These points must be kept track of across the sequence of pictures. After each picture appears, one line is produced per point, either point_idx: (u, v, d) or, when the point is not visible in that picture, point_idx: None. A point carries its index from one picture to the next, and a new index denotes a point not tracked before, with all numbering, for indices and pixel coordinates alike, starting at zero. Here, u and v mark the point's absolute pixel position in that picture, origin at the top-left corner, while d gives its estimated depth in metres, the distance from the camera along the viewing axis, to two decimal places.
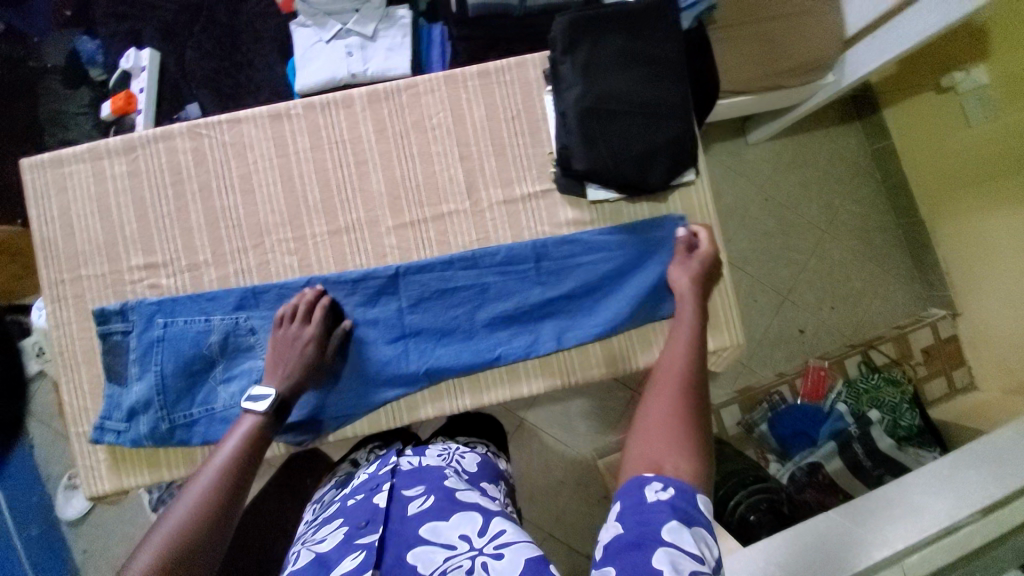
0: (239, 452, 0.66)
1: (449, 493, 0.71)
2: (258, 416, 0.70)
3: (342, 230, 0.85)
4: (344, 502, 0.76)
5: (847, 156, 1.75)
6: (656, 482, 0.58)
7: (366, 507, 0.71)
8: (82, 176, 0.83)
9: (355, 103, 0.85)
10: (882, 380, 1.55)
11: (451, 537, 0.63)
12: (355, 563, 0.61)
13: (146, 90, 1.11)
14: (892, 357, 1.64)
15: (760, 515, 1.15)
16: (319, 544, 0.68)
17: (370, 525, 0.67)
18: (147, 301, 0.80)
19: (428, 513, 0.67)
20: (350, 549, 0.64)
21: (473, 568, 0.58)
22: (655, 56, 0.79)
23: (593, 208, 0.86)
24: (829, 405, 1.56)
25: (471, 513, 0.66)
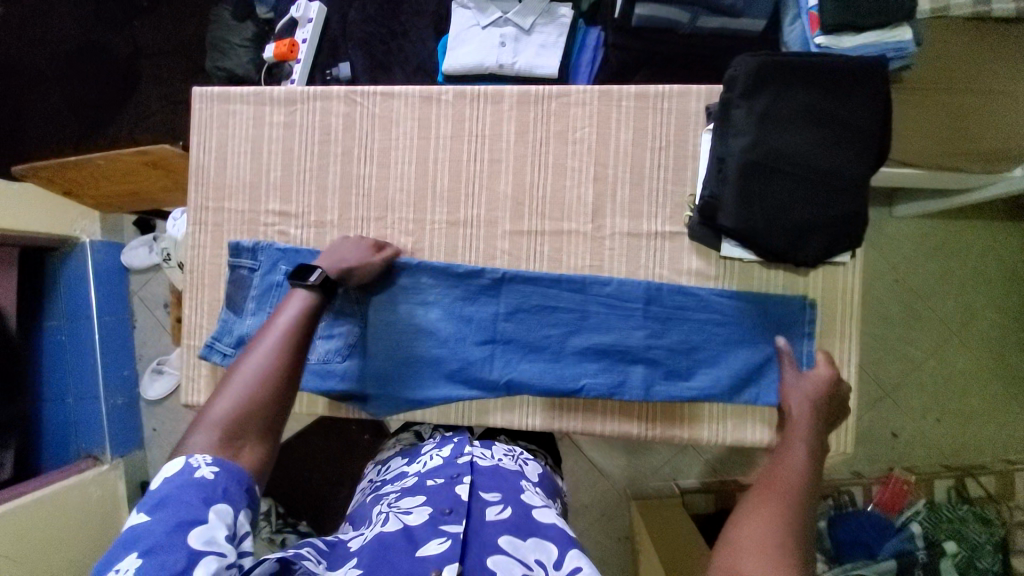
0: (295, 324, 0.69)
1: (527, 509, 0.75)
2: (309, 292, 0.71)
3: (460, 223, 0.85)
4: (422, 480, 0.81)
5: (1006, 258, 1.52)
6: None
7: (447, 495, 0.74)
8: (243, 116, 0.89)
9: (505, 101, 0.84)
10: (970, 514, 1.38)
11: (527, 557, 0.67)
12: (443, 548, 0.65)
13: (308, 41, 1.17)
14: (992, 492, 1.43)
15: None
16: (405, 515, 0.71)
17: (454, 514, 0.71)
18: (275, 246, 0.85)
19: (506, 523, 0.71)
20: (436, 533, 0.67)
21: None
22: (843, 119, 0.71)
23: (721, 262, 0.80)
24: (902, 523, 1.40)
25: (548, 542, 0.69)
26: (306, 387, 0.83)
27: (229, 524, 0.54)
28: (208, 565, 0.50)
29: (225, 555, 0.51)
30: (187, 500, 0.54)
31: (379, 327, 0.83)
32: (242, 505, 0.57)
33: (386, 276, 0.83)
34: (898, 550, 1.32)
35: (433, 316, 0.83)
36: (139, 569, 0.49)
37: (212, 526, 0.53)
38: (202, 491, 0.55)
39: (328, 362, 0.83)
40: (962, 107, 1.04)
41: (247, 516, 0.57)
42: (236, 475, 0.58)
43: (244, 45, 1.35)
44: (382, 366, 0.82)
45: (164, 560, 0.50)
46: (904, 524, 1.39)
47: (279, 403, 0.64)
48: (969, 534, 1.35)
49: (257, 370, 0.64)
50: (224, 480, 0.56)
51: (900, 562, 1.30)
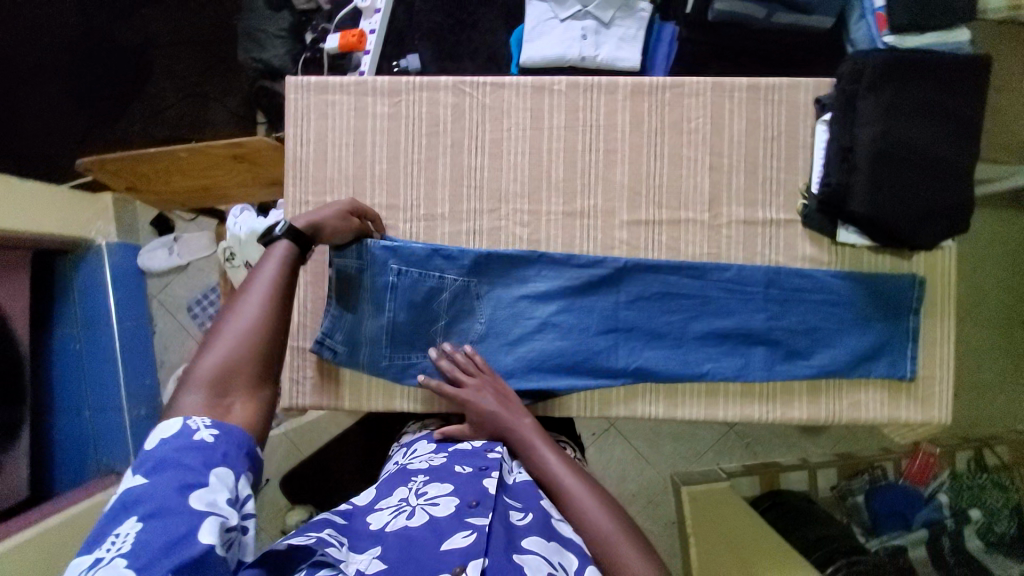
0: (278, 276, 0.63)
1: (549, 516, 0.65)
2: (288, 243, 0.65)
3: (577, 214, 0.84)
4: (450, 464, 0.71)
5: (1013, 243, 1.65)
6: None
7: (476, 486, 0.65)
8: (344, 107, 0.86)
9: (619, 92, 0.84)
10: (988, 482, 1.47)
11: (553, 557, 0.58)
12: (467, 542, 0.56)
13: (376, 31, 1.14)
14: (1006, 460, 1.54)
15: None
16: (431, 507, 0.62)
17: (480, 507, 0.61)
18: (383, 244, 0.80)
19: (533, 528, 0.62)
20: (461, 524, 0.59)
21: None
22: (955, 110, 0.75)
23: (834, 248, 0.83)
24: (930, 492, 1.50)
25: (571, 552, 0.61)
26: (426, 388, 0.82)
27: (231, 488, 0.50)
28: (212, 527, 0.47)
29: (226, 519, 0.49)
30: (186, 464, 0.50)
31: (501, 322, 0.82)
32: (244, 470, 0.52)
33: (504, 268, 0.82)
34: (930, 518, 1.43)
35: (557, 310, 0.82)
36: (140, 533, 0.47)
37: (213, 489, 0.49)
38: (201, 455, 0.50)
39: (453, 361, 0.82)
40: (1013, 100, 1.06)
41: (248, 482, 0.52)
42: (235, 437, 0.53)
43: (281, 34, 1.24)
44: (507, 359, 0.82)
45: (171, 524, 0.47)
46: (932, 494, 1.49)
47: (270, 359, 0.59)
48: (987, 501, 1.43)
49: (245, 323, 0.59)
50: (224, 444, 0.52)
51: (931, 529, 1.40)
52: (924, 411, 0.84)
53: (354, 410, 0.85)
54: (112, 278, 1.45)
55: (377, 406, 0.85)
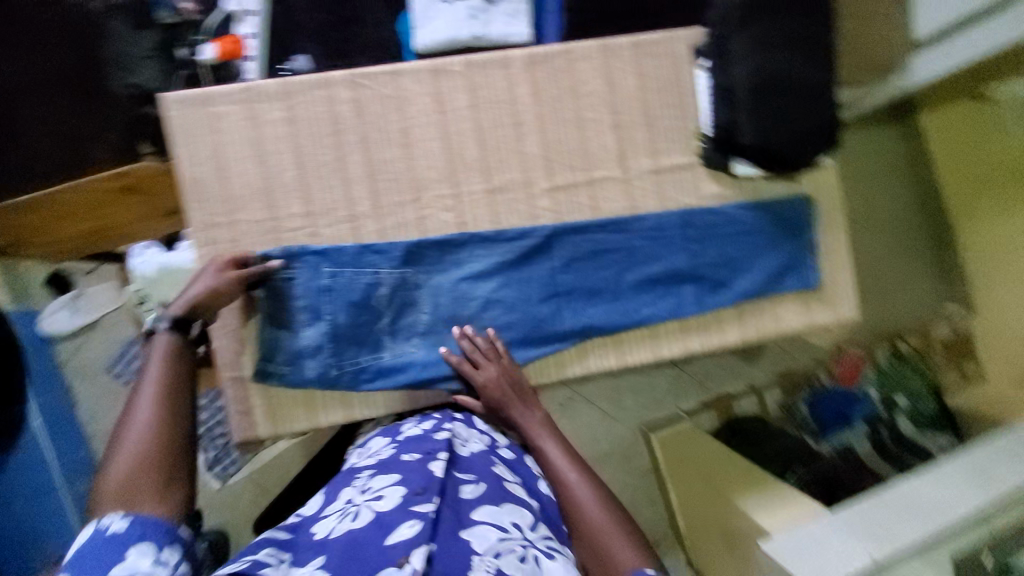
0: (162, 369, 0.67)
1: (500, 484, 0.73)
2: (168, 336, 0.70)
3: (498, 189, 0.86)
4: (397, 454, 0.74)
5: (888, 157, 1.88)
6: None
7: (423, 472, 0.69)
8: (237, 118, 0.82)
9: (514, 64, 0.86)
10: (908, 370, 1.73)
11: (504, 521, 0.67)
12: (413, 532, 0.60)
13: (257, 35, 1.10)
14: (916, 348, 1.84)
15: (814, 489, 1.49)
16: (376, 502, 0.65)
17: (426, 493, 0.66)
18: (310, 249, 0.79)
19: (482, 499, 0.69)
20: (407, 515, 0.62)
21: (524, 556, 0.63)
22: (810, 35, 0.82)
23: (735, 183, 0.91)
24: (861, 389, 1.73)
25: (520, 507, 0.71)
26: (383, 387, 0.81)
27: (153, 557, 0.55)
28: None
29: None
30: (101, 555, 0.54)
31: (445, 308, 0.83)
32: (162, 540, 0.57)
33: (438, 255, 0.83)
34: (867, 414, 1.67)
35: (498, 286, 0.84)
36: None
37: (136, 563, 0.54)
38: (115, 544, 0.55)
39: (406, 354, 0.82)
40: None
41: (174, 549, 0.57)
42: (148, 522, 0.57)
43: (148, 55, 1.10)
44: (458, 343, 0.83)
45: None
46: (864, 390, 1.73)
47: (172, 448, 0.63)
48: (910, 385, 1.69)
49: (141, 423, 0.63)
50: (137, 528, 0.57)
51: (869, 422, 1.66)
52: (834, 311, 0.94)
53: (313, 428, 0.83)
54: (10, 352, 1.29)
55: (336, 418, 0.83)
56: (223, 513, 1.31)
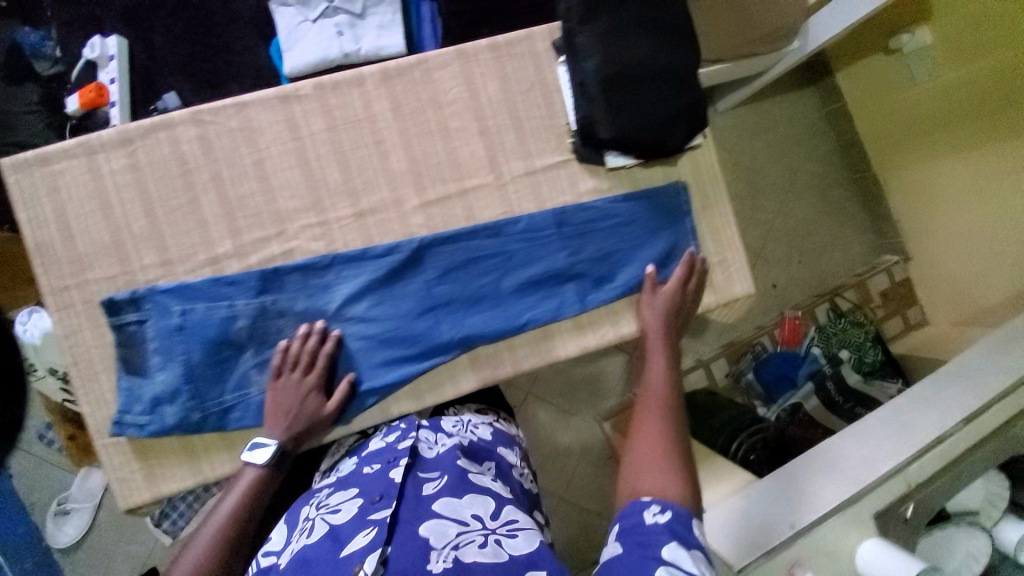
0: (242, 502, 0.74)
1: (459, 476, 0.80)
2: (258, 468, 0.75)
3: (367, 212, 0.83)
4: (360, 468, 0.85)
5: (807, 120, 1.89)
6: (654, 506, 0.69)
7: (382, 482, 0.79)
8: (77, 174, 0.78)
9: (368, 81, 0.83)
10: (847, 323, 1.77)
11: (464, 514, 0.74)
12: (367, 539, 0.70)
13: (118, 80, 1.03)
14: (855, 302, 1.85)
15: (758, 453, 1.45)
16: (332, 515, 0.76)
17: (383, 500, 0.76)
18: (159, 289, 0.76)
19: (443, 490, 0.77)
20: (362, 525, 0.72)
21: (486, 543, 0.70)
22: (661, 19, 0.79)
23: (611, 174, 0.90)
24: (805, 349, 1.76)
25: (484, 497, 0.77)
26: (254, 424, 0.77)
27: None
28: None
29: None
30: None
31: (316, 335, 0.80)
32: None
33: (302, 282, 0.79)
34: (811, 371, 1.68)
35: (369, 304, 0.81)
36: None
37: None
38: None
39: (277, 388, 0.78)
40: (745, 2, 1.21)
41: None
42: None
43: (31, 109, 1.19)
44: (338, 368, 0.81)
45: None
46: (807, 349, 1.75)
47: (218, 572, 0.70)
48: (853, 338, 1.73)
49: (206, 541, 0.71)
50: None
51: (814, 379, 1.66)
52: (729, 290, 0.94)
53: (200, 483, 0.80)
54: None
55: (223, 470, 0.80)
56: None
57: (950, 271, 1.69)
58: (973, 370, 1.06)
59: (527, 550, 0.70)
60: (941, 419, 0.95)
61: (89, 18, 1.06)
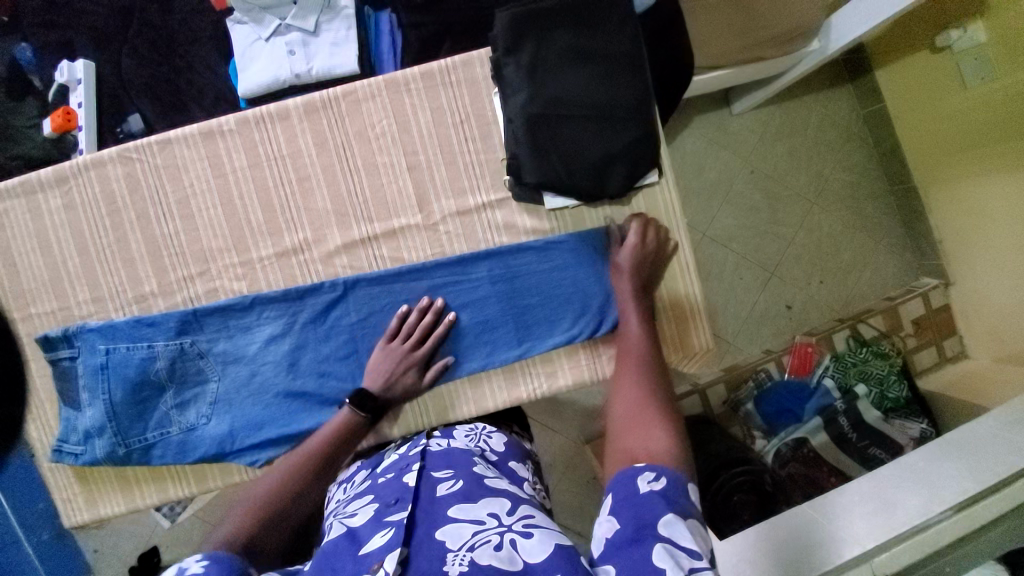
0: (330, 439, 0.74)
1: (477, 479, 0.68)
2: (352, 412, 0.75)
3: (290, 251, 0.81)
4: (373, 478, 0.74)
5: (839, 121, 1.61)
6: (648, 471, 0.53)
7: (396, 485, 0.68)
8: (19, 212, 0.81)
9: (292, 115, 0.80)
10: (869, 354, 1.46)
11: (479, 514, 0.61)
12: (385, 539, 0.59)
13: (85, 104, 1.05)
14: (882, 330, 1.52)
15: (743, 495, 1.22)
16: (349, 518, 0.66)
17: (399, 502, 0.65)
18: (88, 327, 0.78)
19: (456, 495, 0.64)
20: (379, 526, 0.62)
21: (501, 544, 0.56)
22: (609, 51, 0.73)
23: (551, 215, 0.82)
24: (816, 380, 1.46)
25: (501, 497, 0.64)
26: (175, 462, 0.78)
27: None
28: None
29: None
30: None
31: (236, 377, 0.80)
32: None
33: (222, 323, 0.79)
34: (820, 405, 1.41)
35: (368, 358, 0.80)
36: None
37: None
38: None
39: (197, 427, 0.78)
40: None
41: None
42: (228, 559, 0.54)
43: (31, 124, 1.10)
44: (257, 411, 0.79)
45: None
46: (819, 380, 1.46)
47: (285, 515, 0.65)
48: (872, 371, 1.43)
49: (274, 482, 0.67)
50: None
51: (824, 415, 1.40)
52: (683, 344, 0.85)
53: (131, 511, 0.83)
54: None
55: (153, 499, 0.83)
56: (177, 548, 1.41)
57: (1001, 308, 1.38)
58: (980, 445, 0.97)
59: (544, 556, 0.54)
60: (926, 503, 0.87)
61: (63, 42, 1.09)
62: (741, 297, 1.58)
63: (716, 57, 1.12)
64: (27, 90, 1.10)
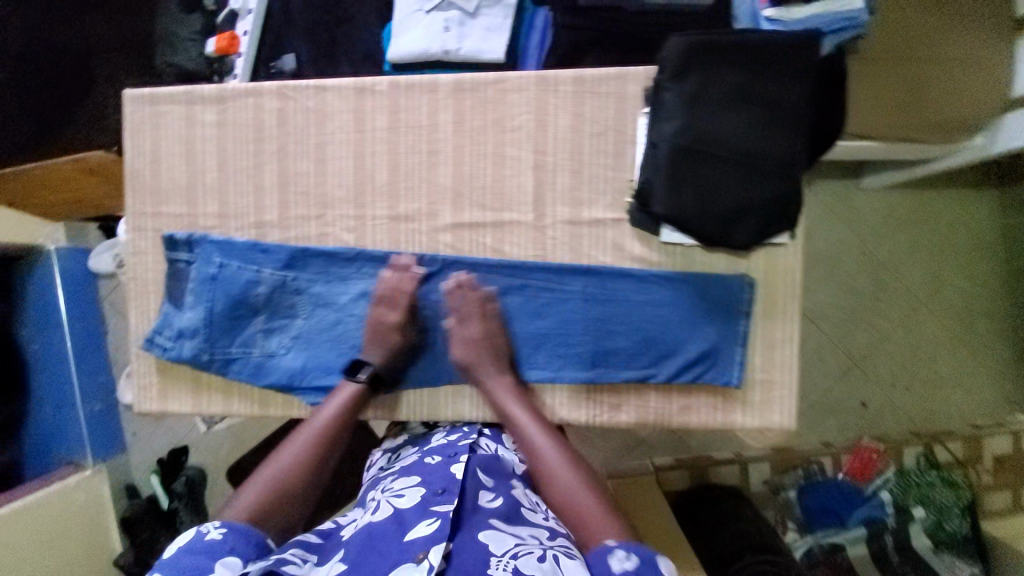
0: (336, 417, 0.77)
1: (518, 504, 0.73)
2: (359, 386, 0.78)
3: (402, 217, 0.83)
4: (420, 459, 0.79)
5: (972, 225, 1.47)
6: (622, 552, 0.62)
7: (444, 475, 0.74)
8: (174, 117, 0.86)
9: (441, 90, 0.82)
10: (938, 479, 1.31)
11: (520, 531, 0.67)
12: (432, 529, 0.65)
13: (250, 33, 1.14)
14: (959, 457, 1.38)
15: None
16: (397, 499, 0.71)
17: (446, 495, 0.70)
18: (210, 238, 0.83)
19: (498, 510, 0.70)
20: (426, 514, 0.68)
21: (543, 557, 0.63)
22: (777, 99, 0.70)
23: (663, 248, 0.80)
24: (871, 491, 1.34)
25: (540, 528, 0.70)
26: (248, 382, 0.82)
27: None
28: None
29: None
30: None
31: (322, 320, 0.83)
32: None
33: (324, 266, 0.83)
34: (869, 517, 1.30)
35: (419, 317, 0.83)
36: None
37: None
38: None
39: (275, 355, 0.82)
40: (928, 76, 1.03)
41: None
42: (244, 533, 0.65)
43: (193, 37, 1.19)
44: (332, 357, 0.82)
45: None
46: (875, 492, 1.33)
47: (298, 488, 0.73)
48: (937, 498, 1.29)
49: (287, 459, 0.74)
50: None
51: (870, 527, 1.29)
52: (761, 416, 0.80)
53: (196, 414, 0.88)
54: (63, 279, 1.50)
55: (216, 409, 0.88)
56: (203, 455, 1.56)
57: None
58: None
59: None
60: None
61: None
62: (813, 380, 1.48)
63: (870, 127, 1.04)
64: (199, 6, 1.21)
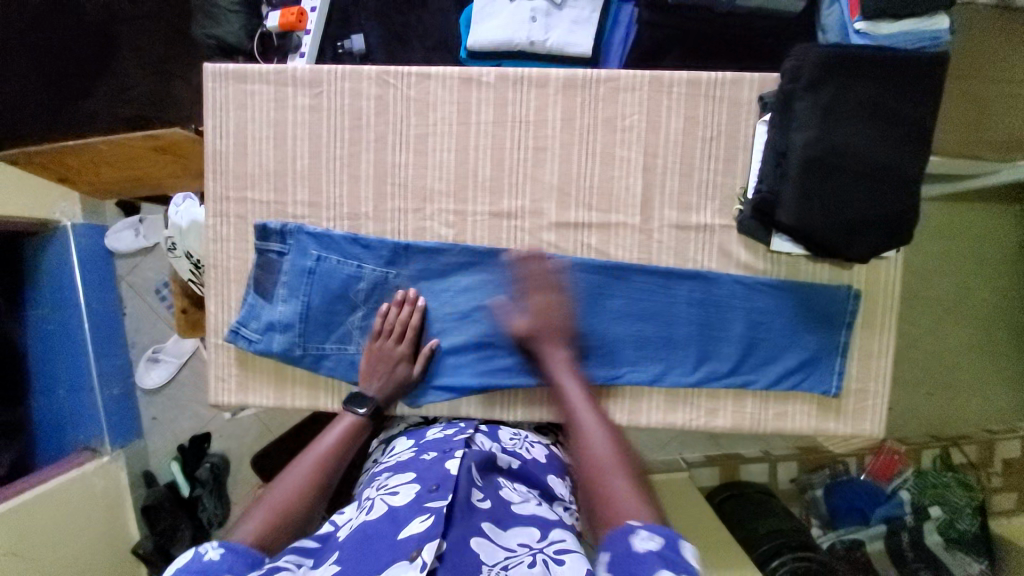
0: (338, 440, 0.71)
1: (509, 500, 0.66)
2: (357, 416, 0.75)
3: (504, 215, 0.81)
4: (416, 453, 0.71)
5: (1001, 237, 1.49)
6: (641, 531, 0.52)
7: (439, 470, 0.65)
8: (264, 99, 0.82)
9: (551, 85, 0.80)
10: (954, 480, 1.29)
11: (511, 536, 0.60)
12: (424, 528, 0.57)
13: (317, 9, 1.07)
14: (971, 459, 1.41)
15: None
16: (391, 497, 0.62)
17: (440, 490, 0.61)
18: (306, 229, 0.80)
19: (488, 508, 0.63)
20: (419, 511, 0.59)
21: (533, 564, 0.57)
22: (906, 116, 0.70)
23: (769, 257, 0.80)
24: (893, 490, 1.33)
25: (531, 521, 0.63)
26: (343, 378, 0.80)
27: None
28: None
29: None
30: None
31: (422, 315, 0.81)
32: None
33: (424, 261, 0.81)
34: (890, 515, 1.29)
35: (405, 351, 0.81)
36: None
37: None
38: None
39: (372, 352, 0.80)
40: (991, 99, 1.02)
41: None
42: (244, 552, 0.56)
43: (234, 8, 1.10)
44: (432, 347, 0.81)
45: None
46: (895, 491, 1.32)
47: (305, 515, 0.64)
48: (953, 498, 1.26)
49: (297, 478, 0.66)
50: None
51: (891, 525, 1.28)
52: (853, 425, 0.82)
53: (277, 408, 0.85)
54: (81, 260, 1.41)
55: (302, 405, 0.85)
56: (225, 442, 1.48)
57: None
58: None
59: None
60: None
61: None
62: None
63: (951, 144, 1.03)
64: None
